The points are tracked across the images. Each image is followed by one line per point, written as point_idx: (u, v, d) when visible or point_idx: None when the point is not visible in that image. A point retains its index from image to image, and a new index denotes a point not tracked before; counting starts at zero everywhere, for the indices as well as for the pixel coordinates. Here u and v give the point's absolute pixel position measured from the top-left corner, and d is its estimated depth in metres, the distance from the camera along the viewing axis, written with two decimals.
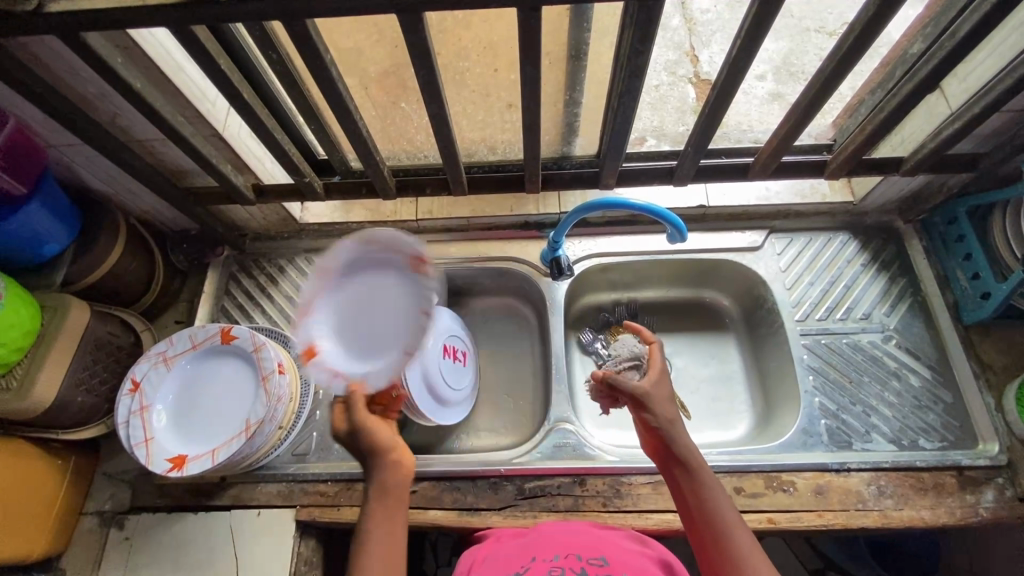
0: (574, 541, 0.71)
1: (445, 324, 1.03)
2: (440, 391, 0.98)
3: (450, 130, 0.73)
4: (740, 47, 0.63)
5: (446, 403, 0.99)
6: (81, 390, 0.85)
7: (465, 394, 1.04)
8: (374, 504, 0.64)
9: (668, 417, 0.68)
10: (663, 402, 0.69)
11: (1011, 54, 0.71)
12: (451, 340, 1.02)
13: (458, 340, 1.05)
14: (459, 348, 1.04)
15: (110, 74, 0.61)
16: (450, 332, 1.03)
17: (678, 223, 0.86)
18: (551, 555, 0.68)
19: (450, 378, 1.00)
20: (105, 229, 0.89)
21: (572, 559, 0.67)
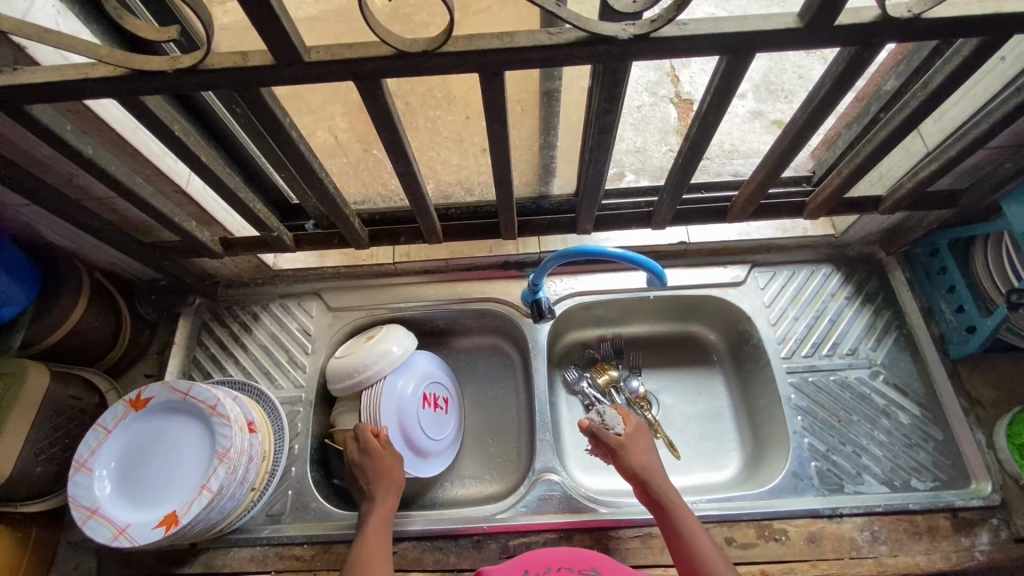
0: (563, 553, 0.72)
1: (425, 368, 1.00)
2: (416, 442, 0.95)
3: (420, 184, 0.70)
4: (708, 101, 0.61)
5: (423, 455, 0.97)
6: (40, 459, 0.81)
7: (445, 443, 1.01)
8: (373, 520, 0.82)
9: (643, 458, 0.82)
10: (634, 451, 0.83)
11: (985, 97, 0.70)
12: (430, 387, 1.00)
13: (439, 385, 1.02)
14: (439, 394, 1.01)
15: (59, 143, 0.59)
16: (429, 377, 1.00)
17: (656, 267, 0.84)
18: (542, 567, 0.71)
19: (427, 429, 0.97)
20: (67, 288, 0.85)
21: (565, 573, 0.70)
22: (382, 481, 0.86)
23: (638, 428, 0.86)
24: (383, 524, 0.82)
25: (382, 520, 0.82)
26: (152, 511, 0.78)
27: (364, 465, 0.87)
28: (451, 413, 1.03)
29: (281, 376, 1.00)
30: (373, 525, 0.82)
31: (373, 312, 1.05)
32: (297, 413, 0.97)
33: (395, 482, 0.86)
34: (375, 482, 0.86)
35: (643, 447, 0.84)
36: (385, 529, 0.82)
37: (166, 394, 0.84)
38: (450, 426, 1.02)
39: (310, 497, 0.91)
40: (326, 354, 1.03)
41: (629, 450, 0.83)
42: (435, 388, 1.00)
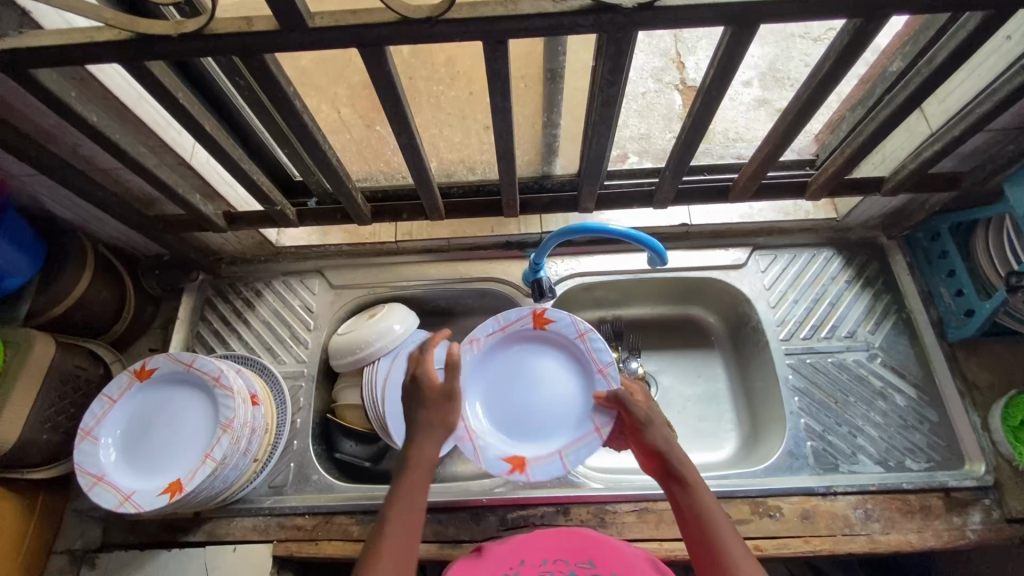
0: (562, 541, 0.71)
1: (535, 336, 0.89)
2: (460, 415, 0.83)
3: (423, 159, 0.71)
4: (711, 76, 0.61)
5: (471, 438, 0.82)
6: (46, 427, 0.83)
7: (545, 448, 0.83)
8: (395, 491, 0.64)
9: (665, 434, 0.68)
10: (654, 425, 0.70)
11: (991, 77, 0.70)
12: (518, 359, 0.88)
13: (570, 366, 0.87)
14: (585, 371, 0.86)
15: (63, 109, 0.59)
16: (523, 348, 0.89)
17: (657, 246, 0.84)
18: (538, 559, 0.69)
19: (499, 398, 0.86)
20: (71, 260, 0.86)
21: (560, 563, 0.68)
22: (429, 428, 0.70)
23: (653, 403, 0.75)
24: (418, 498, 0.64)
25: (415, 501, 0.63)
26: (157, 479, 0.79)
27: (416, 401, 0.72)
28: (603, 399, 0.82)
29: (284, 352, 1.01)
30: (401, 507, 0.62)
31: (375, 291, 1.06)
32: (300, 388, 0.98)
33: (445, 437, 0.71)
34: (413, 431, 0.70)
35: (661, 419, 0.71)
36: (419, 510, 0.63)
37: (170, 366, 0.85)
38: (600, 422, 0.81)
39: (312, 470, 0.92)
40: (328, 332, 1.04)
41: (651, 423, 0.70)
42: (603, 353, 0.84)
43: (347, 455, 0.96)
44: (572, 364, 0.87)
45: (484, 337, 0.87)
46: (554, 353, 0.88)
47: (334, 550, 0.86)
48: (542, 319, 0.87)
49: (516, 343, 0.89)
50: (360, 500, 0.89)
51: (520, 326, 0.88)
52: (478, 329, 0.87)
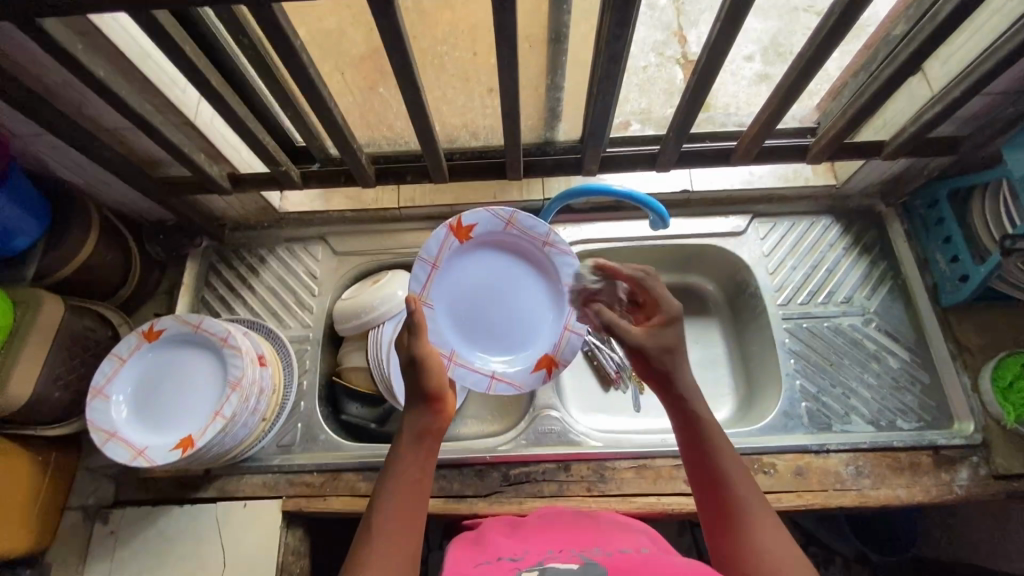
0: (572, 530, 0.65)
1: (463, 251, 0.87)
2: (472, 369, 0.84)
3: (427, 117, 0.75)
4: (720, 27, 0.65)
5: (498, 378, 0.86)
6: (58, 385, 0.84)
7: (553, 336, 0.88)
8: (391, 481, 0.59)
9: (687, 386, 0.65)
10: (659, 353, 0.66)
11: (992, 37, 0.71)
12: (465, 276, 0.87)
13: (513, 259, 0.89)
14: (529, 253, 0.89)
15: (71, 61, 0.59)
16: (461, 267, 0.86)
17: (661, 208, 0.86)
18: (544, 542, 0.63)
19: (479, 327, 0.87)
20: (77, 221, 0.86)
21: (566, 543, 0.62)
22: (424, 397, 0.65)
23: (672, 320, 0.68)
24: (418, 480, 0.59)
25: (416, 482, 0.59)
26: (169, 436, 0.81)
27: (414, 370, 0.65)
28: (564, 265, 0.88)
29: (289, 317, 1.03)
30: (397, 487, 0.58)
31: (378, 258, 1.06)
32: (306, 351, 1.00)
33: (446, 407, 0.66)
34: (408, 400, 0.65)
35: (674, 346, 0.66)
36: (422, 494, 0.59)
37: (178, 327, 0.86)
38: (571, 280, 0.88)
39: (319, 430, 0.95)
40: (332, 297, 1.05)
41: (659, 355, 0.66)
42: (538, 226, 0.86)
43: (353, 417, 0.98)
44: (513, 255, 0.89)
45: (425, 286, 0.83)
46: (488, 254, 0.88)
47: (342, 505, 0.88)
48: (463, 232, 0.85)
49: (451, 271, 0.86)
50: (367, 458, 0.92)
51: (447, 252, 0.84)
52: (415, 286, 0.83)
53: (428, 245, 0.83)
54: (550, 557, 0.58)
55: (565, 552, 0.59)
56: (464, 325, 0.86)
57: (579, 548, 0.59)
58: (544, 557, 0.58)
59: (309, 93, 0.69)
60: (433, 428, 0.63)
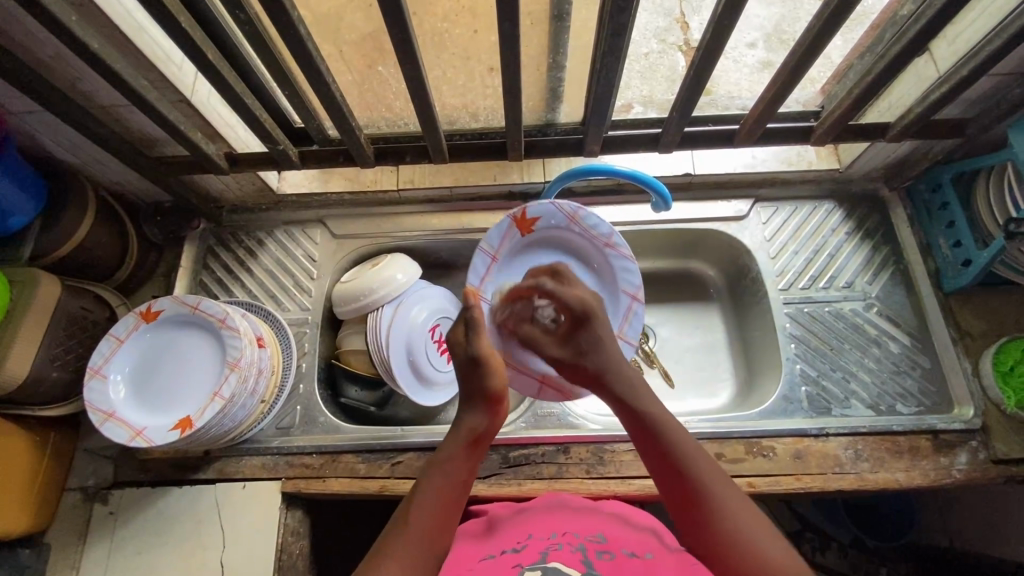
0: (570, 520, 0.67)
1: (523, 244, 0.90)
2: (523, 373, 0.85)
3: (427, 94, 0.73)
4: (721, 8, 0.63)
5: (549, 382, 0.84)
6: (56, 365, 0.84)
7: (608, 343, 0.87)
8: (432, 479, 0.63)
9: (623, 376, 0.68)
10: (580, 354, 0.71)
11: (1001, 14, 0.70)
12: (523, 271, 0.90)
13: (570, 256, 0.91)
14: (591, 253, 0.90)
15: (64, 32, 0.58)
16: (523, 261, 0.90)
17: (663, 190, 0.85)
18: (548, 533, 0.65)
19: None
20: (73, 200, 0.85)
21: (569, 535, 0.64)
22: (483, 399, 0.67)
23: (581, 313, 0.72)
24: (461, 482, 0.63)
25: (459, 485, 0.63)
26: (167, 417, 0.81)
27: (467, 373, 0.68)
28: (622, 270, 0.88)
29: (288, 300, 1.02)
30: (439, 489, 0.62)
31: (377, 241, 1.06)
32: (305, 334, 0.99)
33: (501, 410, 0.69)
34: (467, 400, 0.68)
35: (597, 338, 0.71)
36: (462, 494, 0.63)
37: (176, 308, 0.86)
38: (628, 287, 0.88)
39: (318, 412, 0.94)
40: (330, 281, 1.04)
41: (585, 354, 0.71)
42: (601, 226, 0.88)
43: (352, 400, 0.98)
44: (569, 252, 0.91)
45: (485, 278, 0.87)
46: (549, 248, 0.91)
47: (340, 486, 0.88)
48: (525, 224, 0.88)
49: (510, 264, 0.90)
50: (367, 439, 0.92)
51: (508, 243, 0.89)
52: (474, 275, 0.87)
53: (490, 233, 0.88)
54: (553, 554, 0.60)
55: (567, 547, 0.62)
56: None
57: (582, 545, 0.61)
58: (548, 553, 0.60)
59: (306, 69, 0.67)
60: (484, 433, 0.67)
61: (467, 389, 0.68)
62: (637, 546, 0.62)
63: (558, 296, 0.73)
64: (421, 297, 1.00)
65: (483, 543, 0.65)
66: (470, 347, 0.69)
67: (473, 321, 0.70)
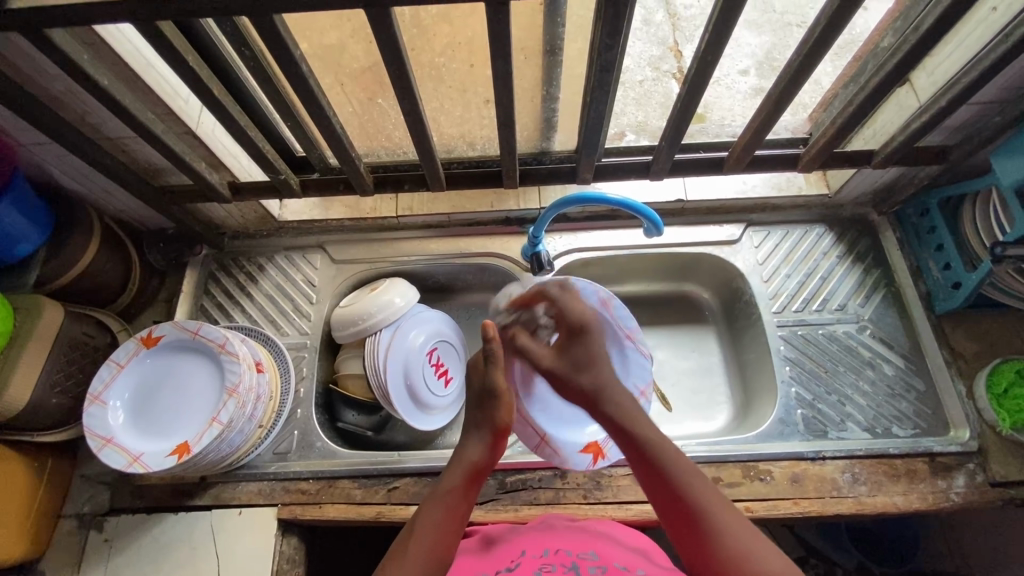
0: (563, 538, 0.66)
1: None
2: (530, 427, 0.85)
3: (424, 125, 0.76)
4: (707, 41, 0.67)
5: (548, 443, 0.85)
6: (55, 391, 0.85)
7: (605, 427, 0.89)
8: (427, 511, 0.62)
9: (618, 399, 0.68)
10: (577, 366, 0.72)
11: (976, 47, 0.73)
12: None
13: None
14: None
15: (76, 70, 0.61)
16: None
17: (655, 217, 0.87)
18: (539, 551, 0.64)
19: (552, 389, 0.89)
20: (78, 229, 0.87)
21: (561, 554, 0.63)
22: (489, 431, 0.68)
23: (580, 325, 0.75)
24: (457, 517, 0.62)
25: (454, 518, 0.62)
26: (165, 442, 0.81)
27: (485, 395, 0.70)
28: (638, 366, 0.87)
29: (287, 324, 1.03)
30: (434, 521, 0.61)
31: (376, 266, 1.07)
32: (303, 358, 1.00)
33: (502, 445, 0.69)
34: (472, 430, 0.69)
35: (594, 356, 0.73)
36: (457, 529, 0.62)
37: (177, 333, 0.87)
38: (640, 383, 0.87)
39: (314, 437, 0.95)
40: (330, 305, 1.05)
41: (581, 369, 0.71)
42: (627, 319, 0.85)
43: (350, 424, 0.99)
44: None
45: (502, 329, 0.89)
46: None
47: (337, 512, 0.88)
48: None
49: None
50: (362, 464, 0.92)
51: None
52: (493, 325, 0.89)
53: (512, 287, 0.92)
54: (546, 572, 0.59)
55: (560, 566, 0.61)
56: None
57: (574, 563, 0.60)
58: (540, 572, 0.59)
59: (307, 102, 0.70)
60: (485, 466, 0.66)
61: (478, 417, 0.69)
62: (629, 562, 0.62)
63: (566, 311, 0.76)
64: (421, 321, 1.01)
65: (476, 565, 0.64)
66: (489, 378, 0.70)
67: (492, 355, 0.71)
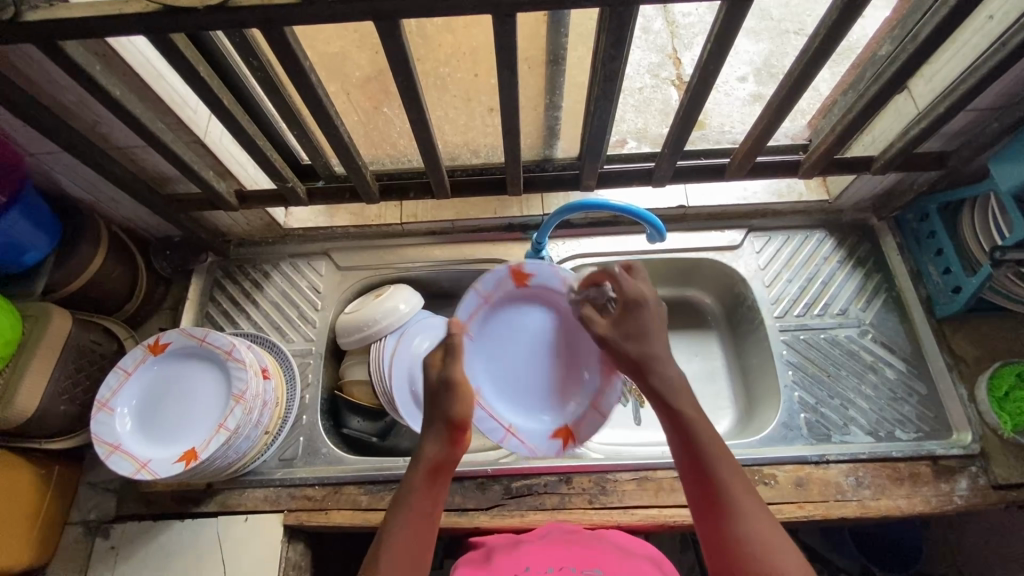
0: (567, 554, 0.69)
1: (517, 295, 0.92)
2: (493, 418, 0.87)
3: (430, 134, 0.77)
4: (709, 51, 0.68)
5: (513, 433, 0.88)
6: (63, 398, 0.85)
7: (578, 409, 0.89)
8: (399, 517, 0.62)
9: (666, 377, 0.68)
10: (629, 337, 0.74)
11: (972, 55, 0.74)
12: (506, 324, 0.91)
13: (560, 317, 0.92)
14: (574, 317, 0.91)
15: (89, 81, 0.62)
16: (513, 311, 0.92)
17: (658, 222, 0.87)
18: (544, 567, 0.66)
19: (521, 381, 0.90)
20: (86, 237, 0.88)
21: (565, 571, 0.65)
22: (443, 424, 0.67)
23: (637, 300, 0.75)
24: (425, 517, 0.63)
25: (421, 518, 0.62)
26: (171, 448, 0.82)
27: (439, 393, 0.69)
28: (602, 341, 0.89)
29: (292, 331, 1.04)
30: (404, 524, 0.61)
31: (381, 272, 1.08)
32: (309, 365, 1.01)
33: (463, 438, 0.68)
34: (428, 427, 0.68)
35: (645, 328, 0.73)
36: (428, 528, 0.62)
37: (184, 340, 0.88)
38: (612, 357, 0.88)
39: (320, 443, 0.95)
40: (335, 311, 1.06)
41: (629, 338, 0.73)
42: (585, 296, 0.88)
43: (354, 431, 0.99)
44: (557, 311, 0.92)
45: (471, 319, 0.89)
46: (536, 305, 0.92)
47: (344, 518, 0.89)
48: (522, 276, 0.90)
49: (500, 309, 0.91)
50: (368, 471, 0.92)
51: (500, 291, 0.90)
52: (464, 314, 0.88)
53: (484, 277, 0.89)
54: None
55: None
56: (495, 364, 0.90)
57: None
58: None
59: (315, 111, 0.71)
60: (445, 461, 0.66)
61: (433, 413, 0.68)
62: None
63: (623, 287, 0.76)
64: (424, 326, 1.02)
65: None
66: (444, 369, 0.70)
67: (452, 348, 0.72)
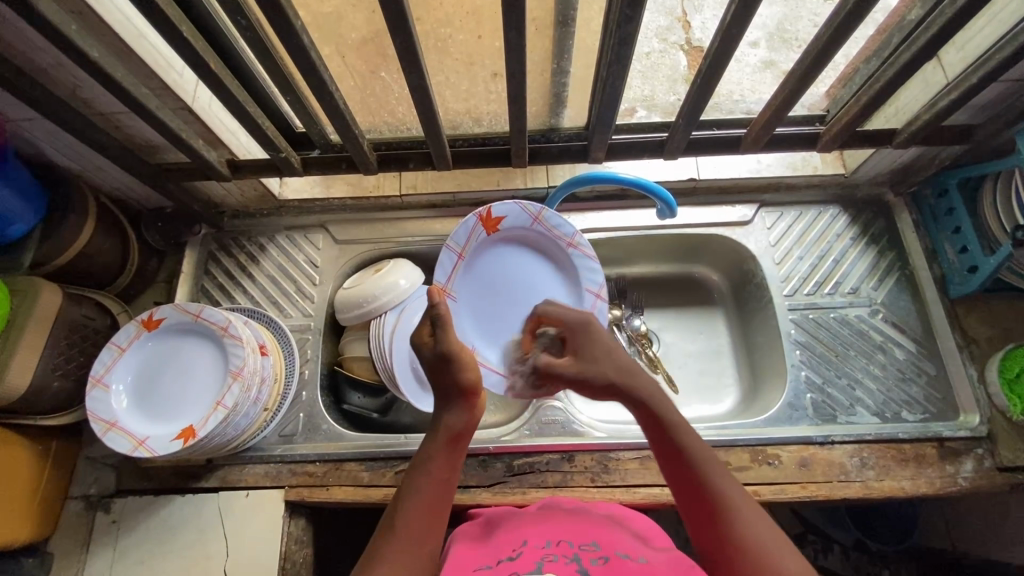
0: (566, 528, 0.66)
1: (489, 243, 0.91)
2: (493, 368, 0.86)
3: (431, 101, 0.73)
4: (731, 16, 0.63)
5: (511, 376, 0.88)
6: (57, 374, 0.83)
7: None
8: (416, 483, 0.60)
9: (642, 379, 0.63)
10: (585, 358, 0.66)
11: (1009, 22, 0.69)
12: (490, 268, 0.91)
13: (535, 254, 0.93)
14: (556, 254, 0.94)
15: (64, 43, 0.58)
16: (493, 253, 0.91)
17: (668, 197, 0.84)
18: (541, 542, 0.63)
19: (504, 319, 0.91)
20: (73, 208, 0.85)
21: (564, 546, 0.62)
22: (458, 393, 0.64)
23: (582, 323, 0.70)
24: (443, 483, 0.61)
25: (440, 486, 0.60)
26: (170, 425, 0.80)
27: (442, 365, 0.64)
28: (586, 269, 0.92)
29: (290, 306, 1.01)
30: (420, 492, 0.59)
31: (381, 246, 1.05)
32: (307, 341, 0.99)
33: (478, 404, 0.65)
34: (443, 397, 0.65)
35: (607, 347, 0.67)
36: (445, 496, 0.60)
37: (179, 316, 0.85)
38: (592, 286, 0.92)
39: (321, 420, 0.94)
40: (333, 285, 1.03)
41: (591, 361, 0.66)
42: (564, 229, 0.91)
43: (354, 407, 0.99)
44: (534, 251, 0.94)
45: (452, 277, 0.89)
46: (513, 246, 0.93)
47: (343, 495, 0.88)
48: (491, 222, 0.89)
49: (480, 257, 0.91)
50: (369, 448, 0.91)
51: (475, 241, 0.89)
52: (443, 274, 0.88)
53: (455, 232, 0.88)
54: (548, 564, 0.58)
55: (562, 557, 0.60)
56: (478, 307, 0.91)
57: (576, 555, 0.60)
58: (542, 562, 0.59)
59: (309, 77, 0.67)
60: (464, 431, 0.64)
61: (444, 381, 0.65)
62: (631, 548, 0.61)
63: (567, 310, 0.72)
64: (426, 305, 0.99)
65: (472, 555, 0.63)
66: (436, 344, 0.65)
67: (441, 320, 0.66)
